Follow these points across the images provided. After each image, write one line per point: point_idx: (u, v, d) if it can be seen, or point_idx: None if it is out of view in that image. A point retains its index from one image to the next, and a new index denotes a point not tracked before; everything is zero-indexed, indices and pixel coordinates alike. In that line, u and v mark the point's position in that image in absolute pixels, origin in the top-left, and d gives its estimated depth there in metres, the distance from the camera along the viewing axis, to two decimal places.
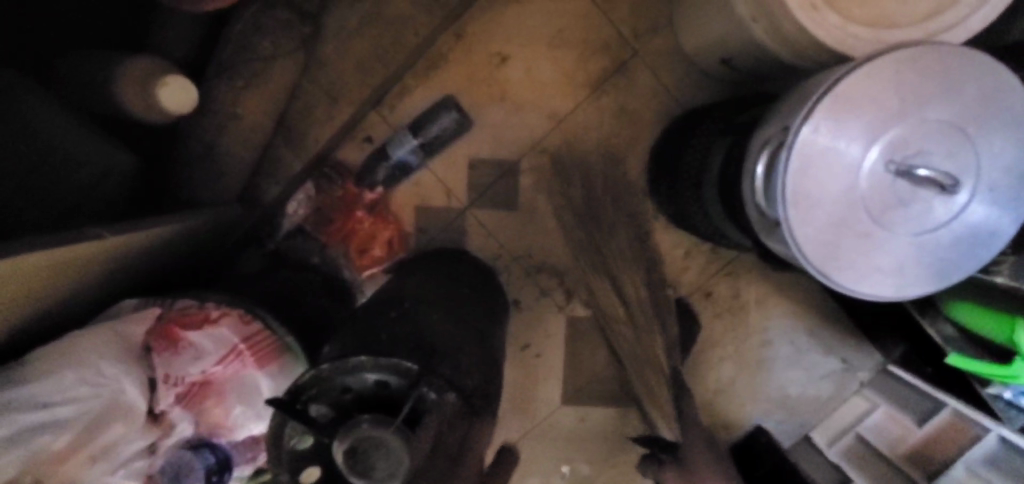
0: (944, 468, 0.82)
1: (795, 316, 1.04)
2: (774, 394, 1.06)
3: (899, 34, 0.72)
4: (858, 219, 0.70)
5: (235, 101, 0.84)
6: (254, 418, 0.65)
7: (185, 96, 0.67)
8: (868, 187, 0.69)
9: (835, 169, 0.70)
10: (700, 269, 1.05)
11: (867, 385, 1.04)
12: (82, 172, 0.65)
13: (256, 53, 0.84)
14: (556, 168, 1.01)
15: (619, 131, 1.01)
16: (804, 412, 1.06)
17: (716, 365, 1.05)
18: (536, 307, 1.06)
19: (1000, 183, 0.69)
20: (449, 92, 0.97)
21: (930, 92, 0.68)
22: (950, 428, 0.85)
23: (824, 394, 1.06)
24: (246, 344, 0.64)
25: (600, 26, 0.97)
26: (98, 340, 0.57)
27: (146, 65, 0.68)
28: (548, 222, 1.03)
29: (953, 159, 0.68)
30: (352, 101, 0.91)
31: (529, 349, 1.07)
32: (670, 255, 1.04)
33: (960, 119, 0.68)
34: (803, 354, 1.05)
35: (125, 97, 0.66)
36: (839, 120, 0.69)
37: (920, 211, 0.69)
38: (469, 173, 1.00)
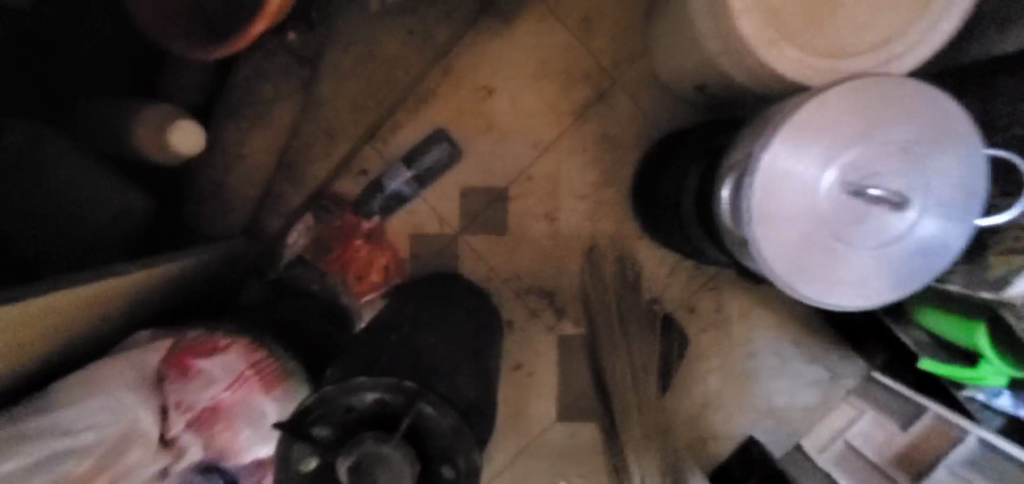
0: (927, 470, 0.92)
1: (780, 329, 1.13)
2: (762, 404, 1.15)
3: (854, 64, 0.66)
4: (818, 241, 0.58)
5: (242, 141, 0.95)
6: (262, 441, 0.70)
7: (195, 138, 0.75)
8: (826, 211, 0.57)
9: (794, 192, 0.57)
10: (684, 285, 1.12)
11: (851, 392, 1.14)
12: (105, 212, 0.75)
13: (258, 96, 0.95)
14: (544, 193, 1.07)
15: (602, 157, 1.06)
16: (793, 420, 1.16)
17: (705, 377, 1.14)
18: (526, 328, 1.11)
19: (958, 203, 0.57)
20: (438, 124, 1.02)
21: (883, 108, 0.56)
22: (931, 431, 0.95)
23: (812, 403, 1.15)
24: (252, 370, 0.71)
25: (580, 58, 1.02)
26: (116, 371, 0.65)
27: (161, 112, 0.76)
28: (538, 245, 1.08)
29: (910, 180, 0.56)
30: (349, 136, 0.98)
31: (521, 368, 1.11)
32: (654, 270, 1.11)
33: (917, 137, 0.56)
34: (789, 365, 1.14)
35: (141, 142, 0.75)
36: (792, 140, 0.56)
37: (880, 238, 0.57)
38: (460, 201, 1.06)
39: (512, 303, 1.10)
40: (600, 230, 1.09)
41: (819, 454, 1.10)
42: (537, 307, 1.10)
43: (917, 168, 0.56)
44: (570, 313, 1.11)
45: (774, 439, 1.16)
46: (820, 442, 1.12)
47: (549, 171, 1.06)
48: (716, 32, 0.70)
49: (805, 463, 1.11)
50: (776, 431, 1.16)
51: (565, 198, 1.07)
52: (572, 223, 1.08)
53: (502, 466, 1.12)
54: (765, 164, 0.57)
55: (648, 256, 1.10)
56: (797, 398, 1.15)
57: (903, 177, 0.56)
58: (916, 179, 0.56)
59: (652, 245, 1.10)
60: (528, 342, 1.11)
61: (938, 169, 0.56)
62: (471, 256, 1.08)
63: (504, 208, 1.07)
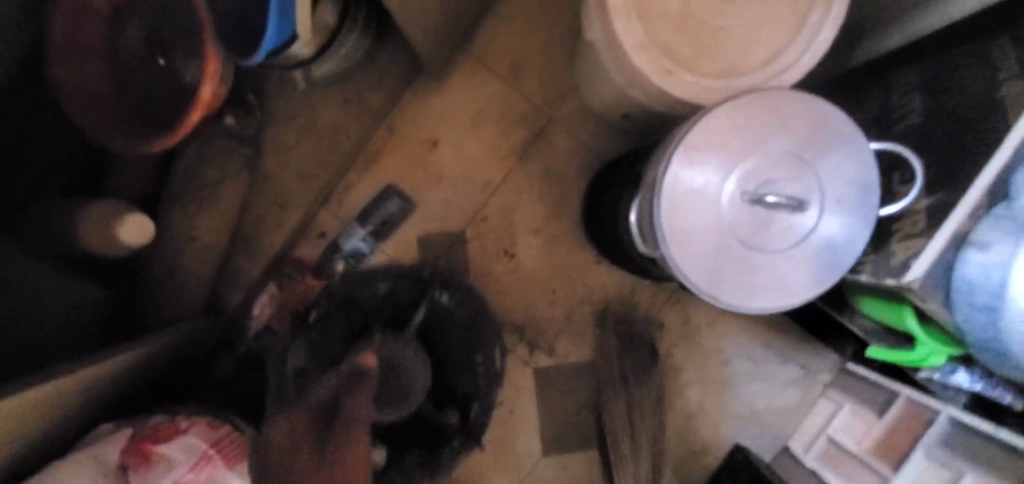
0: (904, 455, 0.92)
1: (748, 333, 1.15)
2: (744, 410, 1.16)
3: (747, 78, 0.72)
4: (729, 249, 0.61)
5: (190, 226, 0.95)
6: None
7: (142, 228, 0.79)
8: (730, 220, 0.61)
9: (698, 206, 0.61)
10: (648, 303, 1.14)
11: (829, 386, 1.15)
12: (61, 312, 0.78)
13: (203, 180, 0.96)
14: (499, 232, 1.10)
15: (549, 191, 1.10)
16: (778, 422, 1.16)
17: (685, 390, 1.15)
18: (501, 365, 1.12)
19: (855, 199, 0.61)
20: (387, 180, 1.02)
21: (767, 121, 0.61)
22: (906, 415, 0.96)
23: (792, 402, 1.16)
24: (215, 448, 0.71)
25: (514, 101, 1.07)
26: (77, 467, 0.66)
27: (105, 208, 0.80)
28: (501, 283, 1.11)
29: (802, 182, 0.60)
30: (298, 205, 0.99)
31: (502, 406, 1.12)
32: (617, 293, 1.13)
33: (802, 143, 0.61)
34: (762, 367, 1.15)
35: (89, 240, 0.79)
36: (690, 161, 0.61)
37: (786, 240, 0.61)
38: (418, 249, 1.08)
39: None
40: (558, 260, 1.12)
41: (806, 454, 1.10)
42: (509, 343, 1.12)
43: (808, 173, 0.60)
44: (542, 345, 1.12)
45: (761, 444, 1.17)
46: (806, 441, 1.12)
47: (501, 210, 1.10)
48: (620, 67, 0.75)
49: (793, 465, 1.11)
50: (762, 435, 1.16)
51: (522, 233, 1.11)
52: (531, 257, 1.11)
53: None
54: (668, 185, 0.61)
55: (610, 279, 1.13)
56: (777, 400, 1.16)
57: (796, 182, 0.60)
58: (808, 183, 0.60)
59: (612, 267, 1.13)
60: (504, 379, 1.12)
61: (828, 169, 0.61)
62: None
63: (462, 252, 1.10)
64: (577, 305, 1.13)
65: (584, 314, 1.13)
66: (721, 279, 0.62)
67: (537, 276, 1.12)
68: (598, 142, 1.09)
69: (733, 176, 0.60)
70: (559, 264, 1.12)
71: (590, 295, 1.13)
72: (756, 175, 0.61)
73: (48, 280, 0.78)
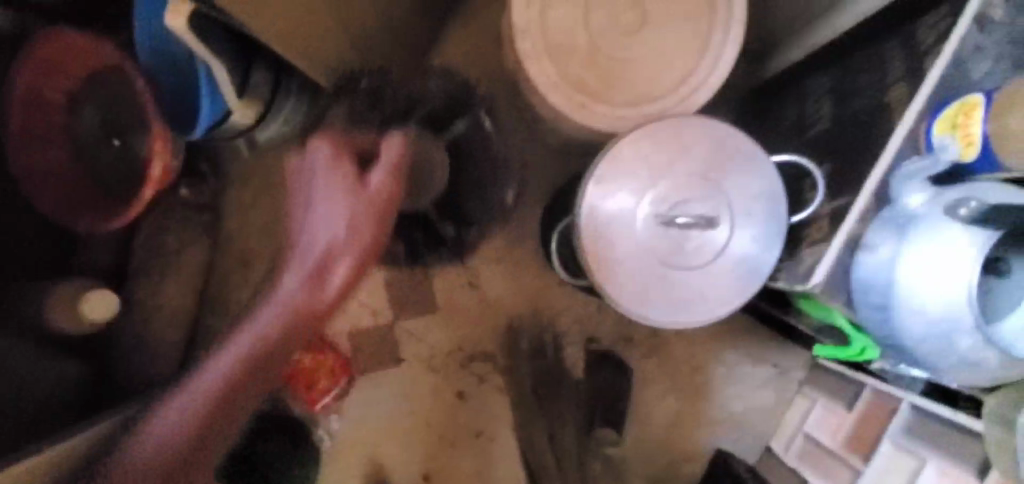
0: (876, 446, 0.94)
1: (717, 338, 1.17)
2: (723, 415, 1.17)
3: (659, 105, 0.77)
4: (651, 270, 0.64)
5: (155, 294, 0.97)
6: None
7: (107, 303, 0.83)
8: (648, 243, 0.64)
9: (617, 233, 0.64)
10: (615, 319, 1.16)
11: (804, 383, 1.17)
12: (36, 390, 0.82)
13: (161, 250, 0.98)
14: (461, 266, 1.14)
15: (506, 219, 1.14)
16: (757, 423, 1.18)
17: (662, 402, 1.16)
18: (478, 394, 1.15)
19: (762, 212, 0.65)
20: None
21: (672, 148, 0.65)
22: (873, 407, 0.97)
23: (769, 402, 1.17)
24: None
25: None
26: None
27: (72, 287, 0.84)
28: (469, 314, 1.15)
29: (711, 201, 0.64)
30: (262, 260, 1.02)
31: (483, 436, 1.14)
32: (584, 312, 1.16)
33: (706, 165, 0.65)
34: (736, 371, 1.17)
35: (57, 320, 0.82)
36: (603, 189, 0.64)
37: (702, 257, 0.65)
38: (388, 290, 1.13)
39: (457, 374, 1.14)
40: (521, 285, 1.15)
41: (786, 453, 1.11)
42: (484, 373, 1.15)
43: (714, 191, 0.65)
44: (515, 371, 1.14)
45: (743, 447, 1.18)
46: (784, 440, 1.13)
47: (461, 244, 1.14)
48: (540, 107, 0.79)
49: (775, 465, 1.12)
50: (742, 438, 1.18)
51: (483, 264, 1.15)
52: (495, 285, 1.15)
53: None
54: (585, 215, 0.64)
55: (573, 299, 1.16)
56: (752, 401, 1.17)
57: (704, 201, 0.65)
58: (716, 202, 0.64)
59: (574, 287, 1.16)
60: (482, 408, 1.15)
61: (734, 187, 0.65)
62: (408, 339, 1.13)
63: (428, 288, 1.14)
64: (544, 328, 1.16)
65: (552, 335, 1.16)
66: (647, 299, 0.65)
67: (503, 303, 1.15)
68: (544, 169, 1.14)
69: (645, 202, 0.64)
70: (522, 289, 1.15)
71: (556, 316, 1.16)
72: (667, 199, 0.65)
73: (21, 360, 0.81)
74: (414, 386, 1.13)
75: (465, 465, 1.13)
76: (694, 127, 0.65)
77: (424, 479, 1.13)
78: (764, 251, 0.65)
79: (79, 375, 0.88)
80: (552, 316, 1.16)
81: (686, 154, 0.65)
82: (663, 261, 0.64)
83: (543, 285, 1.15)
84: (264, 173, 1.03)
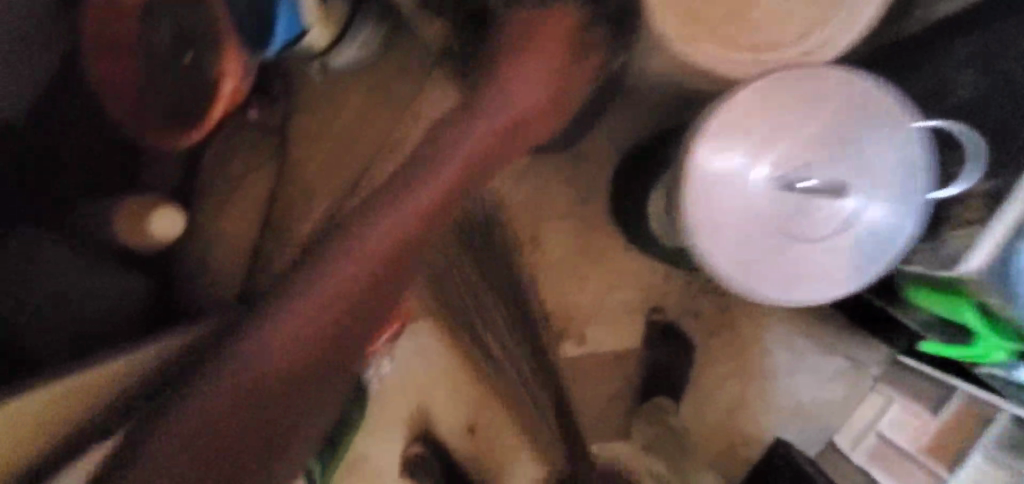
0: (965, 455, 0.87)
1: (787, 323, 1.08)
2: (787, 404, 1.10)
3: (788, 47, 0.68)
4: (765, 238, 0.57)
5: (215, 218, 0.98)
6: None
7: (173, 220, 0.82)
8: (764, 208, 0.56)
9: (728, 195, 0.57)
10: (683, 290, 1.10)
11: (880, 379, 1.08)
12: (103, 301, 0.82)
13: (228, 173, 0.98)
14: (526, 220, 1.09)
15: (577, 174, 1.08)
16: (823, 416, 1.10)
17: (722, 382, 1.10)
18: None
19: (898, 180, 0.57)
20: None
21: (801, 99, 0.56)
22: (964, 414, 0.89)
23: (840, 396, 1.09)
24: None
25: None
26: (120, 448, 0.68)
27: (141, 201, 0.83)
28: (529, 271, 1.09)
29: (843, 164, 0.56)
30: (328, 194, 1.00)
31: (532, 395, 1.11)
32: (649, 281, 1.09)
33: (840, 122, 0.56)
34: (807, 359, 1.09)
35: (125, 233, 0.82)
36: (718, 142, 0.56)
37: (827, 228, 0.57)
38: None
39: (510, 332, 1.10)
40: (586, 246, 1.09)
41: (854, 451, 1.04)
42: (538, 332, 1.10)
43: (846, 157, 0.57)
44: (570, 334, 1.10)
45: (804, 439, 1.11)
46: (853, 438, 1.05)
47: (528, 195, 1.09)
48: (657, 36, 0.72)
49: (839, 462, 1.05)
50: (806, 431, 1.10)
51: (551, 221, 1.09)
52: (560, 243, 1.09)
53: None
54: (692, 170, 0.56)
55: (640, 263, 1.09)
56: (821, 393, 1.10)
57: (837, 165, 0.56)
58: (849, 165, 0.56)
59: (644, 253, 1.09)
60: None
61: (869, 150, 0.56)
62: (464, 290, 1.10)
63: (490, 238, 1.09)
64: (606, 293, 1.10)
65: (614, 301, 1.10)
66: (757, 271, 0.58)
67: (565, 262, 1.10)
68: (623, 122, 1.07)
69: (766, 161, 0.56)
70: (587, 249, 1.10)
71: (625, 285, 1.10)
72: (791, 158, 0.57)
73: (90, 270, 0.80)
74: (467, 339, 1.10)
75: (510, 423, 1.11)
76: (829, 77, 0.57)
77: (467, 432, 1.12)
78: (893, 225, 0.58)
79: (144, 293, 0.87)
80: (615, 281, 1.10)
81: (817, 108, 0.57)
82: (780, 230, 0.56)
83: (608, 247, 1.09)
84: (334, 102, 1.00)
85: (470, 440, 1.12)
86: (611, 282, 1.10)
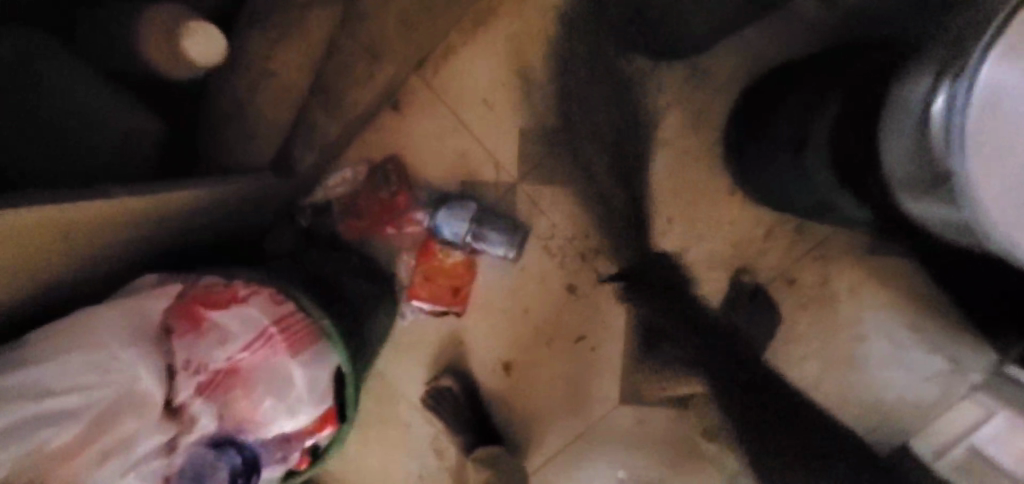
0: None
1: (887, 306, 0.95)
2: (865, 396, 0.97)
3: None
4: None
5: (269, 57, 0.72)
6: (287, 414, 0.59)
7: (213, 46, 0.63)
8: None
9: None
10: (782, 253, 0.94)
11: (979, 389, 0.94)
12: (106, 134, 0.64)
13: None
14: (621, 135, 0.91)
15: (692, 93, 0.90)
16: (901, 418, 0.97)
17: (801, 362, 0.97)
18: (590, 295, 0.95)
19: None
20: (496, 50, 0.89)
21: None
22: None
23: (926, 399, 0.96)
24: (279, 327, 0.59)
25: None
26: (115, 316, 0.54)
27: (170, 11, 0.63)
28: (612, 197, 0.92)
29: None
30: (397, 57, 0.80)
31: (583, 342, 0.96)
32: (747, 235, 0.94)
33: None
34: (901, 352, 0.96)
35: (148, 53, 0.64)
36: None
37: None
38: (519, 144, 0.92)
39: (576, 265, 0.94)
40: (683, 182, 0.92)
41: (937, 461, 0.92)
42: (608, 269, 0.94)
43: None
44: (645, 279, 0.95)
45: (874, 438, 0.98)
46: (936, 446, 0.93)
47: (630, 107, 0.90)
48: None
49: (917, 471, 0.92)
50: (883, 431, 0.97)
51: (651, 142, 0.91)
52: (656, 171, 0.92)
53: (552, 452, 0.98)
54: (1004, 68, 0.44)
55: (743, 212, 0.93)
56: (909, 393, 0.96)
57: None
58: None
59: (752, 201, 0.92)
60: (593, 312, 0.96)
61: None
62: (532, 206, 0.93)
63: (573, 150, 0.91)
64: (696, 239, 0.94)
65: (703, 251, 0.94)
66: None
67: (656, 195, 0.93)
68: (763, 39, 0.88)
69: None
70: (685, 184, 0.92)
71: (719, 234, 0.94)
72: None
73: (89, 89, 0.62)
74: (524, 264, 0.94)
75: (553, 367, 0.97)
76: None
77: (505, 371, 0.97)
78: None
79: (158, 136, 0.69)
80: (710, 227, 0.93)
81: None
82: None
83: (709, 187, 0.92)
84: None
85: (506, 381, 0.97)
86: (703, 229, 0.93)
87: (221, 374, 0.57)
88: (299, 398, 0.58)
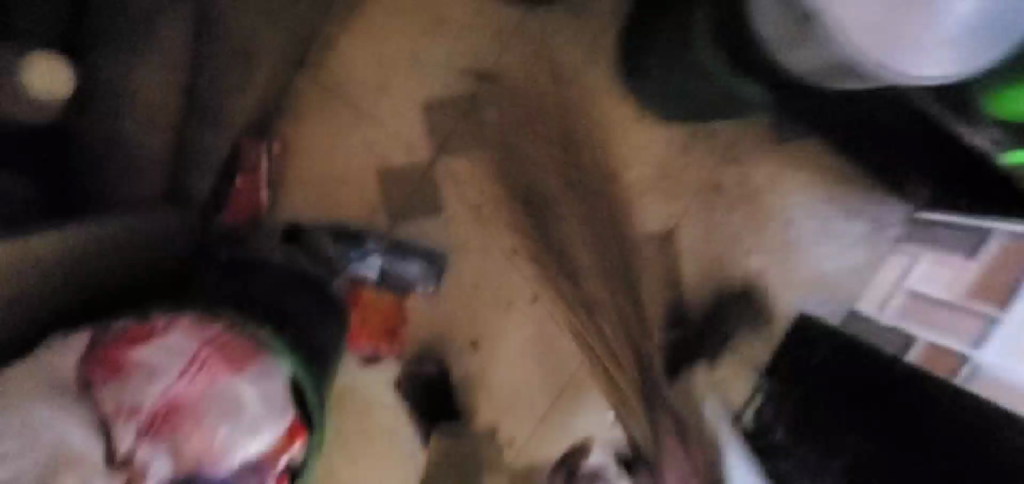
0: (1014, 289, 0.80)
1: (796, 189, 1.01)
2: (807, 274, 1.02)
3: None
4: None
5: (127, 71, 0.68)
6: (246, 434, 0.57)
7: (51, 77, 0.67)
8: None
9: None
10: (705, 161, 0.98)
11: (901, 240, 1.02)
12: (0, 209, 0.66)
13: None
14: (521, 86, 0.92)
15: (579, 31, 0.92)
16: (844, 287, 1.03)
17: (746, 258, 1.01)
18: (534, 250, 0.95)
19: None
20: (379, 33, 0.90)
21: None
22: (1016, 252, 0.82)
23: (860, 263, 1.03)
24: (207, 350, 0.58)
25: None
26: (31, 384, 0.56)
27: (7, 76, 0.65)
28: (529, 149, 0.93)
29: None
30: (274, 42, 0.77)
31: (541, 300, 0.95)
32: (665, 154, 0.97)
33: None
34: (827, 224, 1.02)
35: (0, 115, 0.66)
36: None
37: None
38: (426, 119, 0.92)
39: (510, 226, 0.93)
40: (591, 117, 0.94)
41: (882, 312, 0.97)
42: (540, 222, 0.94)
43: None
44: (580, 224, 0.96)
45: (827, 311, 1.03)
46: (877, 301, 0.99)
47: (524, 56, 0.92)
48: None
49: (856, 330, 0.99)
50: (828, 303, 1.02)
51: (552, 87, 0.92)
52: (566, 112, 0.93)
53: (537, 417, 0.97)
54: None
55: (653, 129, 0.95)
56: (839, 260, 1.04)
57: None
58: None
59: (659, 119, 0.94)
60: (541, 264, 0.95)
61: None
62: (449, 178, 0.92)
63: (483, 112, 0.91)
64: (617, 168, 0.96)
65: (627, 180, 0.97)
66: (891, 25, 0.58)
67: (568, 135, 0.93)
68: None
69: None
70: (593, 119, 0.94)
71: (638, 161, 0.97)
72: None
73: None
74: (460, 236, 0.93)
75: (517, 332, 0.96)
76: None
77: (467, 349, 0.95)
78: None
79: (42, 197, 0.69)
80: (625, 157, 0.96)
81: None
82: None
83: (619, 117, 0.95)
84: None
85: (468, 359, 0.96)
86: (620, 158, 0.96)
87: (167, 409, 0.57)
88: (252, 415, 0.57)
